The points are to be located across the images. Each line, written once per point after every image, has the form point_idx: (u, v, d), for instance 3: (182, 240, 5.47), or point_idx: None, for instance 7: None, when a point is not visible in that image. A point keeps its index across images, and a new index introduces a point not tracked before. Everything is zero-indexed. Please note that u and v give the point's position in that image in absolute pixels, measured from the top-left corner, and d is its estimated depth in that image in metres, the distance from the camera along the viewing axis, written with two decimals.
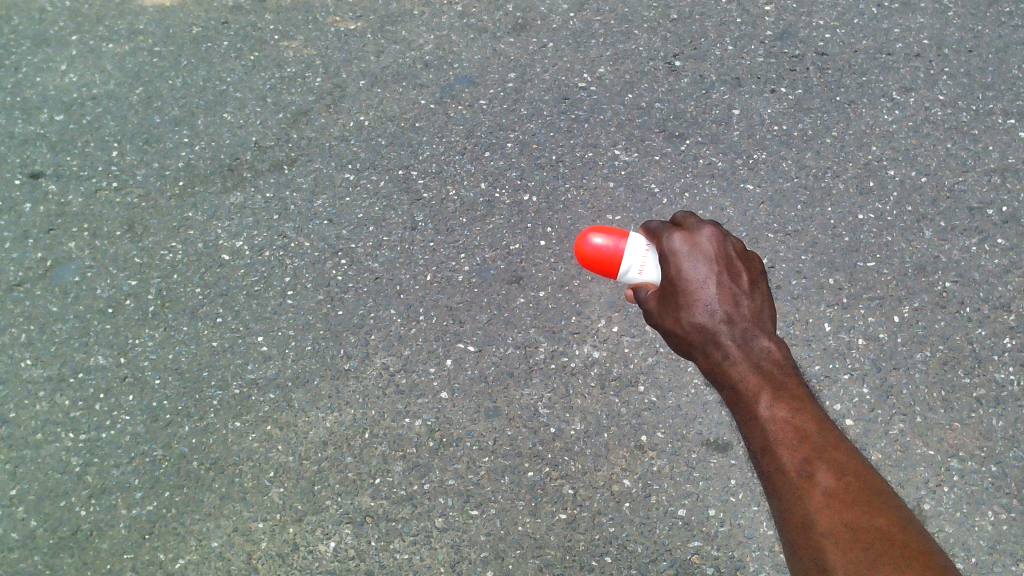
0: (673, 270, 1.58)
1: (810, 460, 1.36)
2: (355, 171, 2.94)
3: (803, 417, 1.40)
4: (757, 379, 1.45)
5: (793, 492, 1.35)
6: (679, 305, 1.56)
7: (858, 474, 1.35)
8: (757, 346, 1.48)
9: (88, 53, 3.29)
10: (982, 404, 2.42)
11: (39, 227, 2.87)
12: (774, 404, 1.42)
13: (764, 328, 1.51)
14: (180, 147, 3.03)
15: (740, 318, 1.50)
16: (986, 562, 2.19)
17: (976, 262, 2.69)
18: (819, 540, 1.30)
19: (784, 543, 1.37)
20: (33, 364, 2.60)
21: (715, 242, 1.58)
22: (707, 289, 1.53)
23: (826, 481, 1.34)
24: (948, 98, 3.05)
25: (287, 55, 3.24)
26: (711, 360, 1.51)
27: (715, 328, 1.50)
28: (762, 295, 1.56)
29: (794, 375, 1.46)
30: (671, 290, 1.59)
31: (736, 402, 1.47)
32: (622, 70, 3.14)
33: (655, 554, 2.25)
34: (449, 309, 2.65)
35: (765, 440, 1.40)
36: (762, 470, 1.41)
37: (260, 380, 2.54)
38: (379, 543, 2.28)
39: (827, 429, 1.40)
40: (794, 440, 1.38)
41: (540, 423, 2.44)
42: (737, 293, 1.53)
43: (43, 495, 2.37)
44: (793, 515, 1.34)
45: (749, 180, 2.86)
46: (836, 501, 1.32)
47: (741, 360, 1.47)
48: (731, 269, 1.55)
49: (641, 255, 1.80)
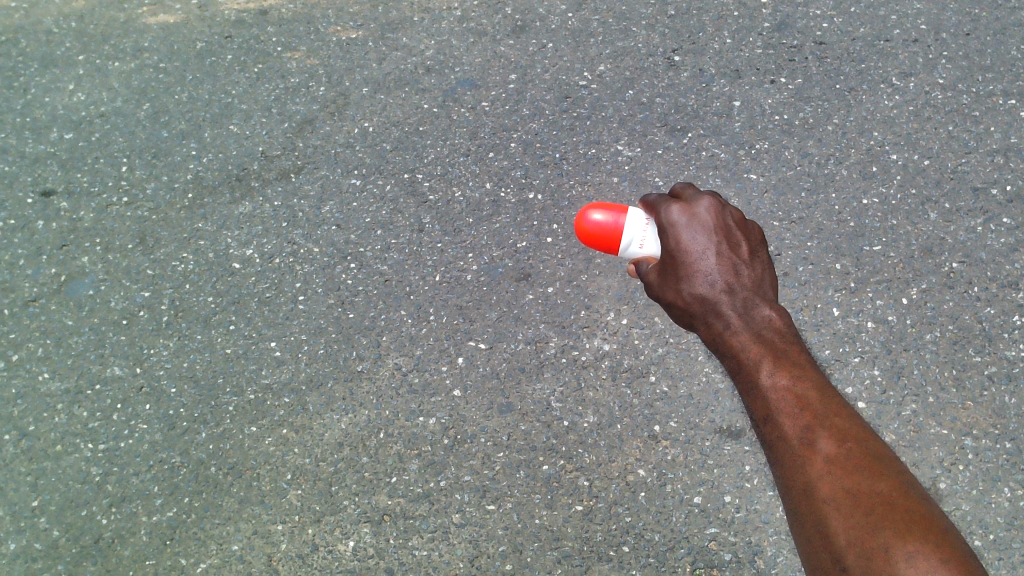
0: (673, 242, 1.62)
1: (811, 428, 1.37)
2: (362, 177, 2.97)
3: (804, 385, 1.41)
4: (757, 349, 1.47)
5: (794, 460, 1.36)
6: (679, 278, 1.60)
7: (859, 439, 1.35)
8: (758, 314, 1.51)
9: (95, 72, 3.35)
10: (994, 382, 2.43)
11: (53, 244, 2.92)
12: (774, 373, 1.43)
13: (764, 296, 1.54)
14: (188, 160, 3.07)
15: (741, 287, 1.54)
16: (1005, 538, 2.19)
17: (982, 242, 2.70)
18: (820, 506, 1.31)
19: (789, 513, 1.38)
20: (51, 377, 2.63)
21: (713, 212, 1.62)
22: (707, 260, 1.57)
23: (826, 448, 1.35)
24: (948, 81, 3.07)
25: (291, 66, 3.29)
26: (713, 331, 1.55)
27: (716, 298, 1.54)
28: (763, 265, 1.59)
29: (795, 343, 1.47)
30: (671, 263, 1.63)
31: (738, 372, 1.49)
32: (621, 67, 3.17)
33: (672, 542, 2.25)
34: (459, 308, 2.67)
35: (766, 409, 1.42)
36: (765, 440, 1.42)
37: (274, 385, 2.57)
38: (398, 540, 2.29)
39: (828, 397, 1.41)
40: (794, 408, 1.39)
41: (553, 417, 2.46)
42: (737, 263, 1.57)
43: (64, 505, 2.40)
44: (795, 483, 1.35)
45: (752, 170, 2.88)
46: (837, 467, 1.32)
47: (741, 329, 1.50)
48: (731, 240, 1.59)
49: (640, 229, 1.87)
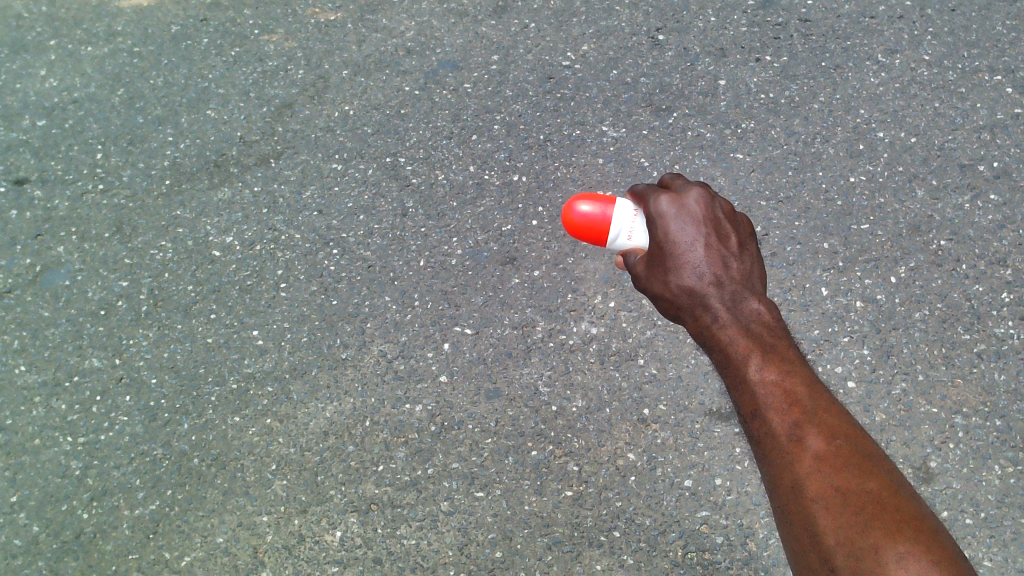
0: (661, 234, 1.59)
1: (800, 424, 1.34)
2: (343, 161, 2.92)
3: (793, 380, 1.39)
4: (746, 343, 1.44)
5: (783, 457, 1.33)
6: (667, 269, 1.56)
7: (849, 437, 1.33)
8: (746, 308, 1.48)
9: (68, 57, 3.27)
10: (983, 359, 2.42)
11: (27, 233, 2.85)
12: (763, 368, 1.40)
13: (753, 289, 1.51)
14: (165, 146, 3.01)
15: (729, 280, 1.51)
16: (995, 516, 2.18)
17: (970, 219, 2.68)
18: (808, 505, 1.28)
19: (774, 510, 1.35)
20: (28, 369, 2.58)
21: (702, 203, 1.58)
22: (695, 251, 1.53)
23: (816, 445, 1.32)
24: (934, 58, 3.05)
25: (268, 49, 3.22)
26: (700, 324, 1.51)
27: (704, 290, 1.50)
28: (751, 258, 1.56)
29: (783, 338, 1.45)
30: (659, 255, 1.59)
31: (725, 366, 1.46)
32: (605, 47, 3.13)
33: (663, 526, 2.23)
34: (444, 293, 2.63)
35: (754, 404, 1.39)
36: (752, 435, 1.40)
37: (257, 374, 2.52)
38: (386, 530, 2.26)
39: (817, 392, 1.39)
40: (783, 404, 1.37)
41: (541, 402, 2.43)
42: (726, 255, 1.53)
43: (44, 500, 2.35)
44: (783, 480, 1.33)
45: (738, 149, 2.85)
46: (827, 465, 1.30)
47: (730, 323, 1.47)
48: (720, 231, 1.56)
49: (629, 220, 1.82)
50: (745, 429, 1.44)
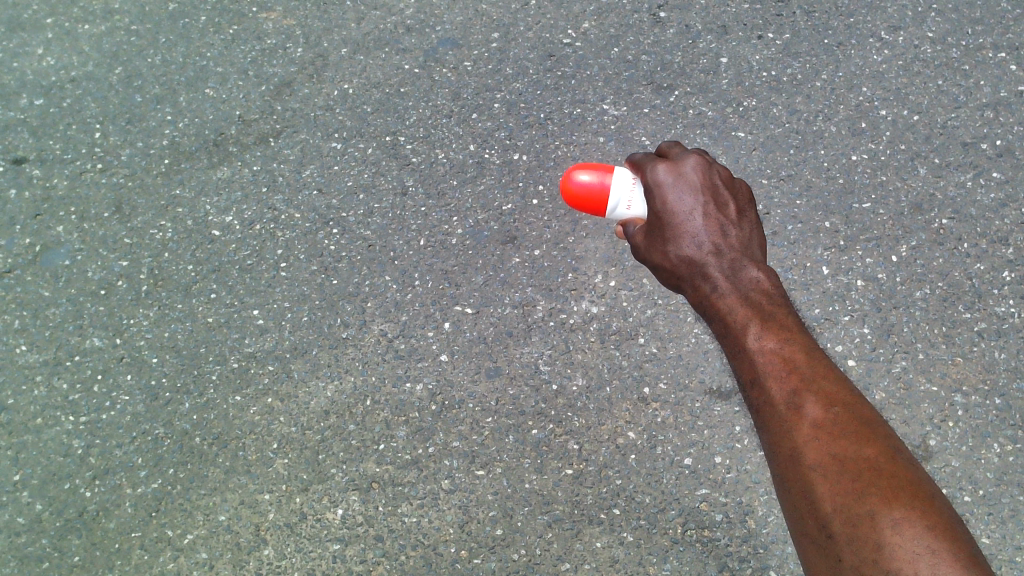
0: (660, 204, 1.61)
1: (798, 392, 1.35)
2: (343, 140, 2.91)
3: (792, 347, 1.40)
4: (745, 311, 1.46)
5: (782, 425, 1.34)
6: (666, 239, 1.58)
7: (847, 404, 1.33)
8: (746, 276, 1.49)
9: (64, 36, 3.25)
10: (984, 338, 2.42)
11: (26, 213, 2.84)
12: (762, 336, 1.42)
13: (752, 257, 1.53)
14: (164, 125, 2.99)
15: (728, 248, 1.52)
16: (994, 494, 2.20)
17: (972, 198, 2.68)
18: (806, 473, 1.29)
19: (776, 478, 1.36)
20: (29, 349, 2.58)
21: (700, 171, 1.59)
22: (694, 221, 1.55)
23: (813, 413, 1.33)
24: (938, 35, 3.02)
25: (266, 27, 3.20)
26: (700, 293, 1.53)
27: (703, 260, 1.52)
28: (750, 225, 1.58)
29: (783, 305, 1.45)
30: (658, 225, 1.61)
31: (726, 335, 1.48)
32: (606, 24, 3.10)
33: (663, 504, 2.24)
34: (445, 272, 2.63)
35: (754, 372, 1.40)
36: (753, 404, 1.41)
37: (258, 353, 2.52)
38: (387, 508, 2.27)
39: (815, 359, 1.39)
40: (782, 371, 1.38)
41: (542, 381, 2.43)
42: (725, 223, 1.55)
43: (47, 479, 2.36)
44: (782, 448, 1.33)
45: (740, 128, 2.84)
46: (824, 433, 1.30)
47: (729, 292, 1.48)
48: (718, 200, 1.57)
49: (628, 190, 1.83)
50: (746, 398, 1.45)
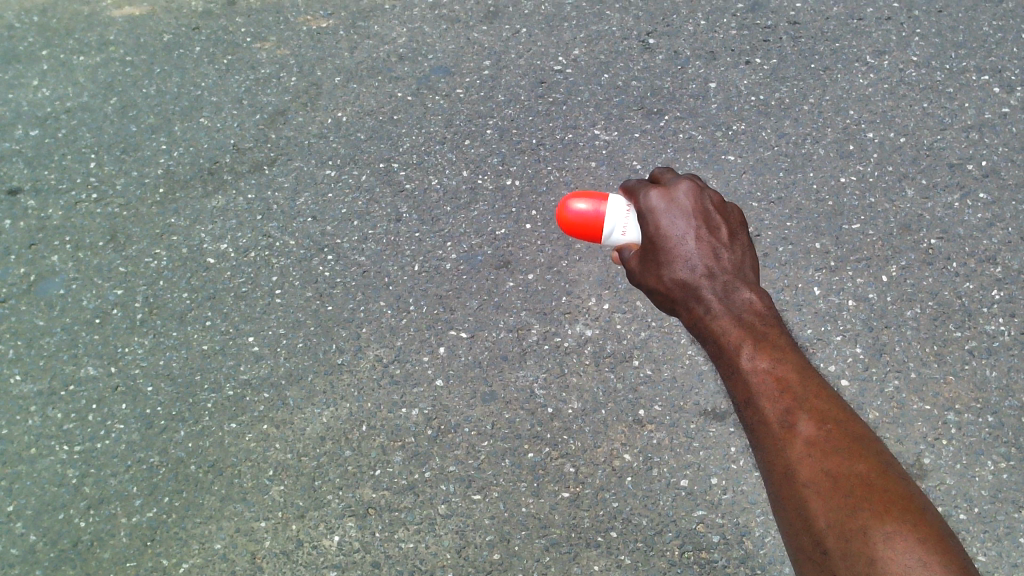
0: (653, 228, 1.63)
1: (791, 411, 1.36)
2: (337, 168, 2.93)
3: (785, 367, 1.41)
4: (738, 333, 1.46)
5: (775, 443, 1.35)
6: (660, 263, 1.61)
7: (839, 422, 1.35)
8: (738, 298, 1.50)
9: (60, 67, 3.28)
10: (975, 356, 2.44)
11: (21, 243, 2.85)
12: (755, 356, 1.42)
13: (744, 279, 1.54)
14: (158, 154, 3.01)
15: (721, 271, 1.54)
16: (988, 511, 2.20)
17: (960, 218, 2.71)
18: (799, 489, 1.30)
19: (769, 496, 1.37)
20: (23, 379, 2.57)
21: (692, 196, 1.62)
22: (686, 244, 1.57)
23: (806, 431, 1.34)
24: (922, 59, 3.07)
25: (260, 56, 3.23)
26: (694, 316, 1.54)
27: (697, 283, 1.54)
28: (743, 248, 1.59)
29: (775, 326, 1.46)
30: (651, 249, 1.63)
31: (719, 356, 1.48)
32: (596, 51, 3.15)
33: (660, 526, 2.25)
34: (439, 297, 2.64)
35: (747, 392, 1.41)
36: (746, 423, 1.42)
37: (253, 380, 2.53)
38: (384, 533, 2.27)
39: (808, 378, 1.40)
40: (775, 391, 1.39)
41: (537, 404, 2.44)
42: (717, 247, 1.57)
43: (41, 509, 2.35)
44: (775, 465, 1.35)
45: (730, 151, 2.87)
46: (817, 449, 1.32)
47: (722, 313, 1.49)
48: (710, 223, 1.59)
49: (622, 217, 1.86)
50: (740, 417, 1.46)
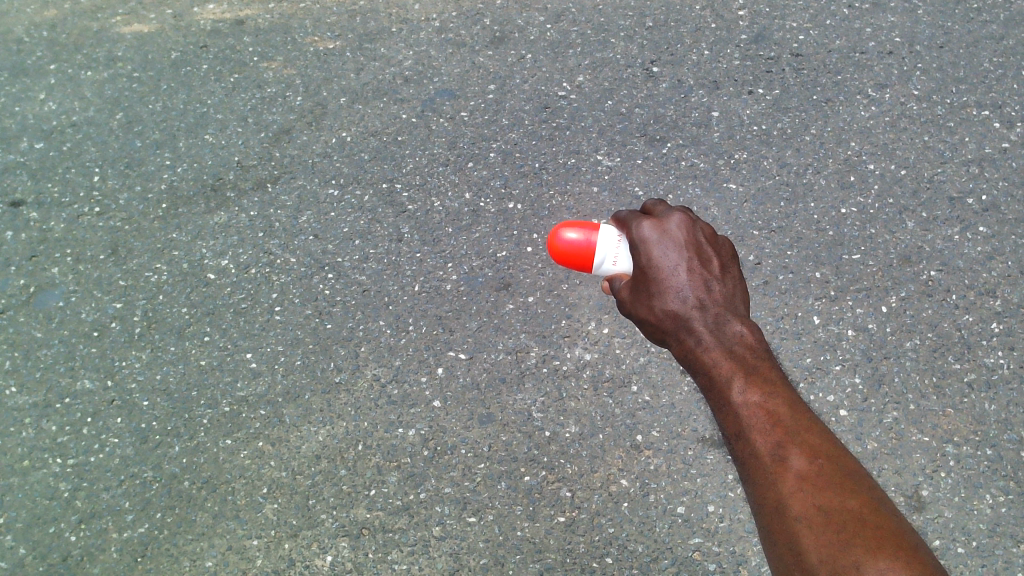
0: (644, 259, 1.61)
1: (783, 444, 1.36)
2: (340, 187, 2.94)
3: (776, 401, 1.41)
4: (730, 365, 1.45)
5: (767, 477, 1.35)
6: (651, 293, 1.59)
7: (831, 457, 1.35)
8: (729, 330, 1.50)
9: (67, 82, 3.30)
10: (974, 389, 2.44)
11: (21, 255, 2.85)
12: (746, 390, 1.42)
13: (735, 311, 1.53)
14: (162, 169, 3.03)
15: (712, 303, 1.53)
16: (987, 545, 2.19)
17: (960, 251, 2.72)
18: (792, 524, 1.29)
19: (761, 530, 1.36)
20: (19, 391, 2.56)
21: (684, 229, 1.61)
22: (678, 276, 1.55)
23: (798, 464, 1.34)
24: (923, 93, 3.10)
25: (267, 75, 3.26)
26: (685, 347, 1.53)
27: (687, 314, 1.53)
28: (733, 280, 1.58)
29: (766, 359, 1.46)
30: (643, 280, 1.62)
31: (709, 389, 1.48)
32: (600, 78, 3.17)
33: (656, 553, 2.23)
34: (439, 318, 2.64)
35: (738, 425, 1.41)
36: (737, 456, 1.41)
37: (249, 397, 2.52)
38: (377, 555, 2.25)
39: (799, 412, 1.40)
40: (766, 425, 1.38)
41: (534, 428, 2.43)
42: (709, 278, 1.55)
43: (31, 522, 2.33)
44: (768, 499, 1.34)
45: (731, 180, 2.89)
46: (809, 484, 1.31)
47: (713, 346, 1.49)
48: (702, 255, 1.57)
49: (613, 246, 1.87)
50: (730, 450, 1.45)
